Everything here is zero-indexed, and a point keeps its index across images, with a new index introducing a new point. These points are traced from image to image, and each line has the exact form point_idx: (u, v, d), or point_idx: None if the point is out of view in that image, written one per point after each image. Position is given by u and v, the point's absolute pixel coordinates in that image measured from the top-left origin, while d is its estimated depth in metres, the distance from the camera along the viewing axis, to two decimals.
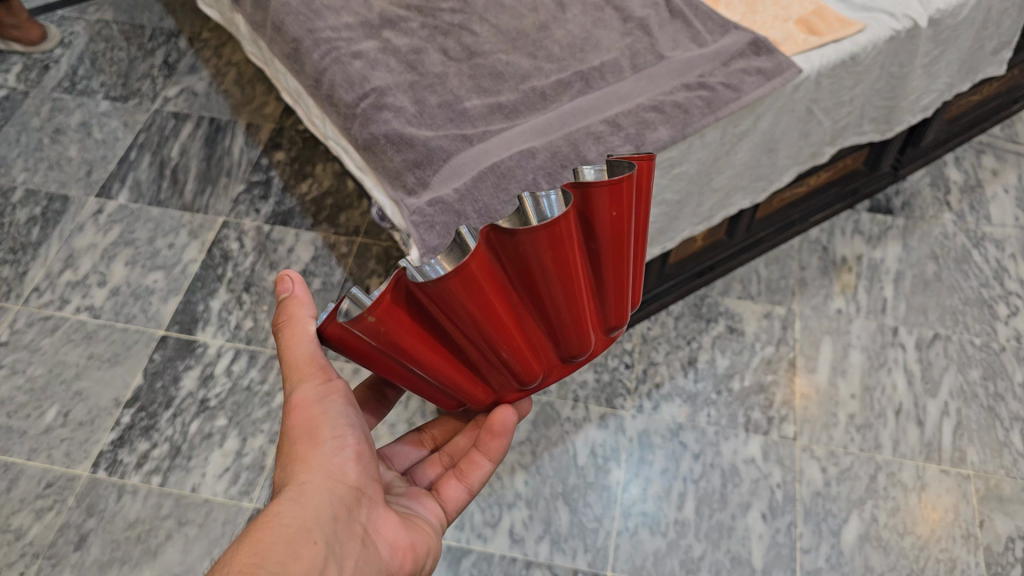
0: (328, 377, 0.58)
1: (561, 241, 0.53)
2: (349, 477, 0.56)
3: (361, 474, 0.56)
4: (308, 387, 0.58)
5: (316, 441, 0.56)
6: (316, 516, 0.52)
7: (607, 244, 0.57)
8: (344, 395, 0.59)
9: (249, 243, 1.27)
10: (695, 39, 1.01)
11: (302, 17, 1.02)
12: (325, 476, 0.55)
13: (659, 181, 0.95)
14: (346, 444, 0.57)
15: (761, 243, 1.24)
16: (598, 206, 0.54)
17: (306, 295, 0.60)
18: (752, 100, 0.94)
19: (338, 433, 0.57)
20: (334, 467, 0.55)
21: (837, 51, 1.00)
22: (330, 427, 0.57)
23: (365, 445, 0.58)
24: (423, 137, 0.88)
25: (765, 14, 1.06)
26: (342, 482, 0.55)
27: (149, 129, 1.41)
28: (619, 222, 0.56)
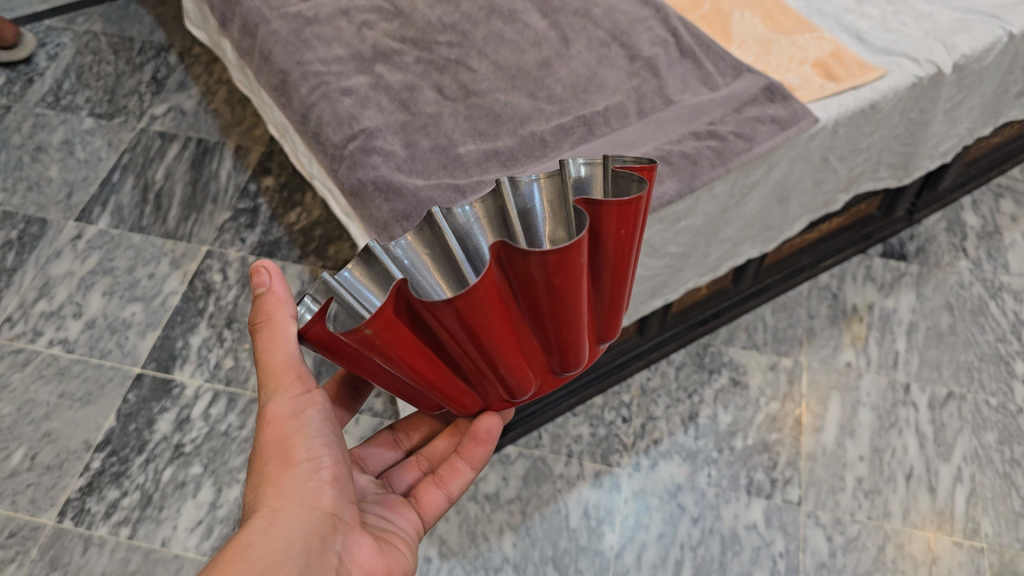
0: (307, 387, 0.56)
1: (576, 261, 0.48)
2: (324, 502, 0.54)
3: (336, 497, 0.55)
4: (284, 399, 0.55)
5: (290, 460, 0.54)
6: (290, 549, 0.51)
7: (614, 260, 0.53)
8: (322, 406, 0.57)
9: (232, 275, 1.21)
10: (706, 82, 0.95)
11: (291, 49, 0.97)
12: (299, 501, 0.53)
13: (663, 236, 0.89)
14: (322, 464, 0.55)
15: (768, 290, 1.19)
16: (613, 223, 0.49)
17: (285, 292, 0.56)
18: (764, 151, 0.89)
19: (314, 453, 0.55)
20: (310, 490, 0.54)
21: (856, 99, 0.95)
22: (305, 446, 0.55)
23: (341, 465, 0.56)
24: (413, 186, 0.82)
25: (780, 55, 0.99)
26: (317, 509, 0.53)
27: (134, 150, 1.36)
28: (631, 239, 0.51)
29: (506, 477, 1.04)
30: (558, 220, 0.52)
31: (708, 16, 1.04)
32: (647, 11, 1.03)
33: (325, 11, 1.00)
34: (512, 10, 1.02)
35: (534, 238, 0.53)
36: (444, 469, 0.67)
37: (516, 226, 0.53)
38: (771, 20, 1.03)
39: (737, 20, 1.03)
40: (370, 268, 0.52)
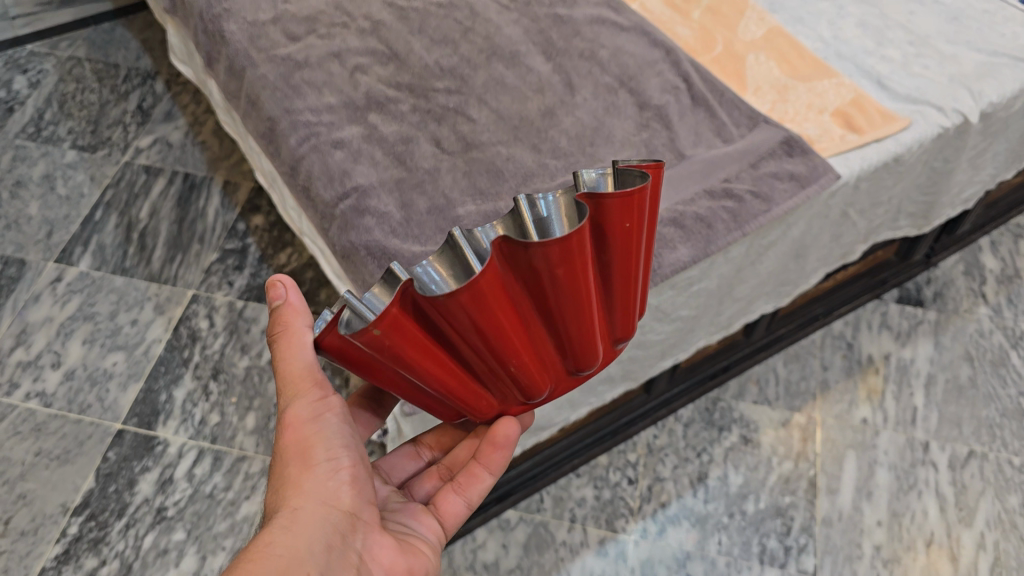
0: (325, 393, 0.59)
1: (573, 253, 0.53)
2: (343, 502, 0.56)
3: (355, 497, 0.57)
4: (302, 404, 0.58)
5: (310, 463, 0.57)
6: (311, 548, 0.53)
7: (618, 253, 0.57)
8: (340, 411, 0.59)
9: (219, 321, 1.16)
10: (720, 133, 0.90)
11: (278, 95, 0.91)
12: (319, 502, 0.55)
13: (675, 300, 0.84)
14: (342, 465, 0.57)
15: (780, 341, 1.13)
16: (613, 215, 0.54)
17: (301, 304, 0.60)
18: (783, 211, 0.84)
19: (332, 455, 0.57)
20: (329, 491, 0.56)
21: (879, 152, 0.90)
22: (323, 448, 0.57)
23: (360, 465, 0.58)
24: (408, 253, 0.77)
25: (797, 102, 0.94)
26: (336, 508, 0.56)
27: (118, 185, 1.30)
28: (632, 231, 0.55)
29: (506, 545, 0.99)
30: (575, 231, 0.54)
31: (720, 59, 0.98)
32: (656, 53, 0.98)
33: (315, 53, 0.95)
34: (514, 52, 0.96)
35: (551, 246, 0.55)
36: (463, 478, 0.67)
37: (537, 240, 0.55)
38: (787, 64, 0.97)
39: (752, 64, 0.98)
40: (392, 287, 0.55)
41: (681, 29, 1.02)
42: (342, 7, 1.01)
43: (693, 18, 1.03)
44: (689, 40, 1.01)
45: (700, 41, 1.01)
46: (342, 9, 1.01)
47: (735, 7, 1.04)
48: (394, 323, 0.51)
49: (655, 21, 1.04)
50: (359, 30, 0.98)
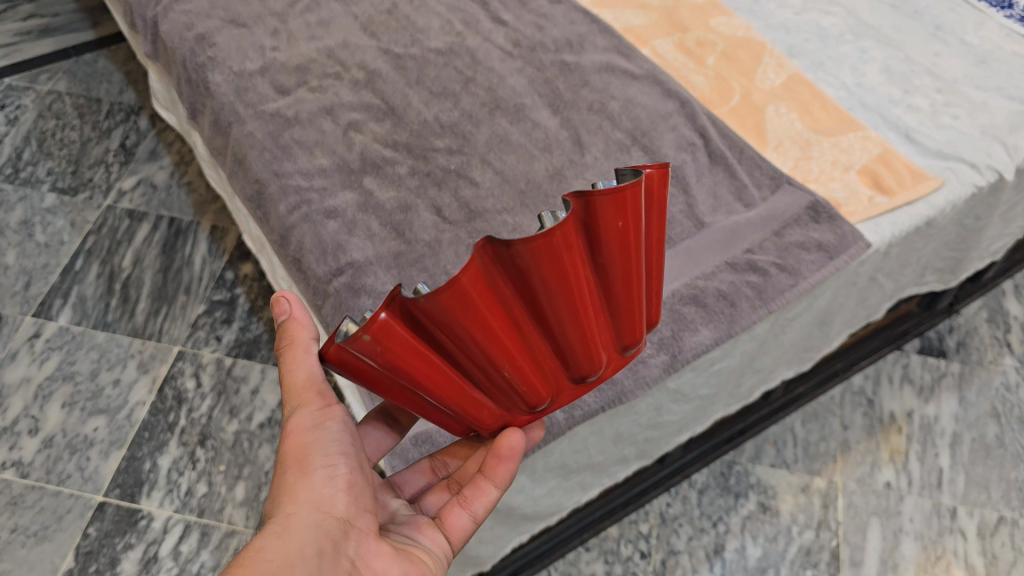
0: (327, 400, 0.56)
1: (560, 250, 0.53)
2: (337, 510, 0.53)
3: (350, 505, 0.54)
4: (304, 413, 0.55)
5: (305, 470, 0.54)
6: (303, 554, 0.49)
7: (614, 256, 0.57)
8: (342, 419, 0.56)
9: (207, 381, 1.10)
10: (740, 196, 0.84)
11: (266, 157, 0.85)
12: (313, 508, 0.52)
13: (695, 380, 0.78)
14: (337, 473, 0.54)
15: (797, 399, 1.07)
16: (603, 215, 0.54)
17: (307, 317, 0.58)
18: (811, 286, 0.78)
19: (329, 462, 0.54)
20: (323, 498, 0.53)
21: (911, 216, 0.84)
22: (320, 454, 0.54)
23: (357, 473, 0.55)
24: None
25: (822, 159, 0.88)
26: (330, 516, 0.52)
27: (100, 231, 1.24)
28: (626, 229, 0.56)
29: None
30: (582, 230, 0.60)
31: (738, 111, 0.92)
32: (669, 105, 0.92)
33: (306, 109, 0.89)
34: (518, 105, 0.90)
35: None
36: (469, 489, 0.63)
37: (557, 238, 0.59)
38: (809, 115, 0.91)
39: (772, 116, 0.92)
40: None
41: (695, 77, 0.96)
42: (335, 56, 0.95)
43: (708, 65, 0.97)
44: (705, 90, 0.95)
45: (716, 91, 0.94)
46: (335, 58, 0.95)
47: (751, 52, 0.97)
48: (384, 328, 0.51)
49: (667, 68, 0.98)
50: (353, 81, 0.92)
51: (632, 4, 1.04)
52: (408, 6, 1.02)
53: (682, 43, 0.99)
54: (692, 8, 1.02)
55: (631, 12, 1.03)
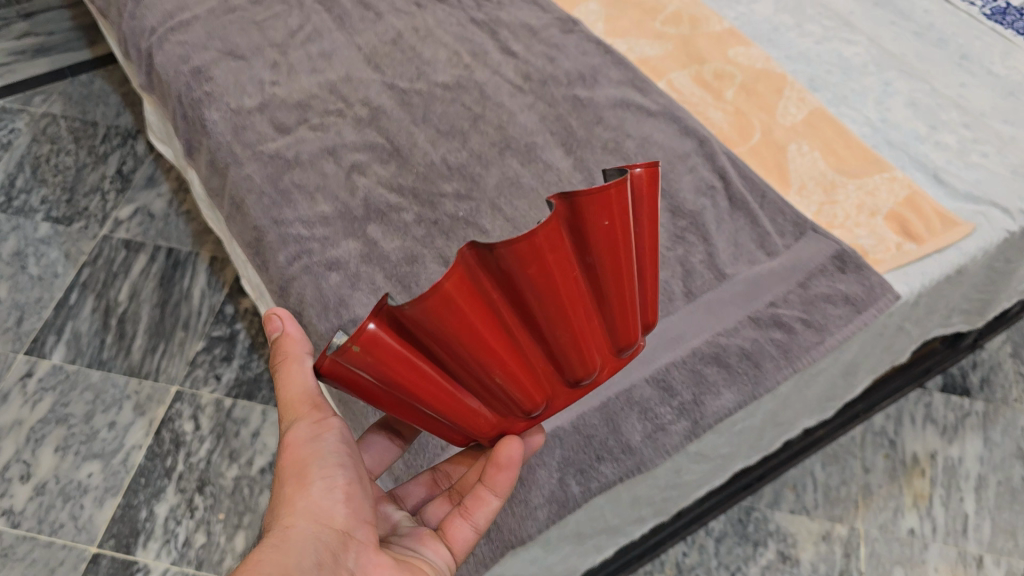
0: (324, 412, 0.53)
1: (549, 254, 0.52)
2: (336, 521, 0.49)
3: (350, 516, 0.50)
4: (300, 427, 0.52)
5: (303, 480, 0.50)
6: (299, 562, 0.45)
7: (607, 259, 0.55)
8: (341, 430, 0.53)
9: (205, 423, 1.06)
10: (763, 244, 0.80)
11: (265, 202, 0.81)
12: (310, 517, 0.48)
13: (716, 441, 0.74)
14: (336, 483, 0.50)
15: (819, 441, 1.01)
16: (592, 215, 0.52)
17: (301, 335, 0.56)
18: (838, 342, 0.74)
19: (327, 472, 0.50)
20: (322, 509, 0.48)
21: (941, 265, 0.80)
22: (317, 463, 0.50)
23: (358, 485, 0.51)
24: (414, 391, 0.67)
25: (847, 203, 0.84)
26: (328, 527, 0.48)
27: (95, 263, 1.21)
28: (615, 229, 0.54)
29: None
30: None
31: (759, 150, 0.88)
32: (687, 144, 0.88)
33: (307, 150, 0.85)
34: (530, 144, 0.86)
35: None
36: (470, 500, 0.59)
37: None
38: (833, 154, 0.87)
39: (794, 155, 0.88)
40: None
41: (713, 112, 0.92)
42: (337, 91, 0.91)
43: (727, 99, 0.93)
44: (724, 127, 0.91)
45: (736, 128, 0.90)
46: (337, 93, 0.91)
47: (771, 85, 0.93)
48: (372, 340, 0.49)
49: (684, 102, 0.94)
50: (356, 119, 0.88)
51: (646, 33, 1.00)
52: (413, 36, 0.98)
53: (699, 76, 0.95)
54: (709, 37, 0.99)
55: (645, 42, 0.99)
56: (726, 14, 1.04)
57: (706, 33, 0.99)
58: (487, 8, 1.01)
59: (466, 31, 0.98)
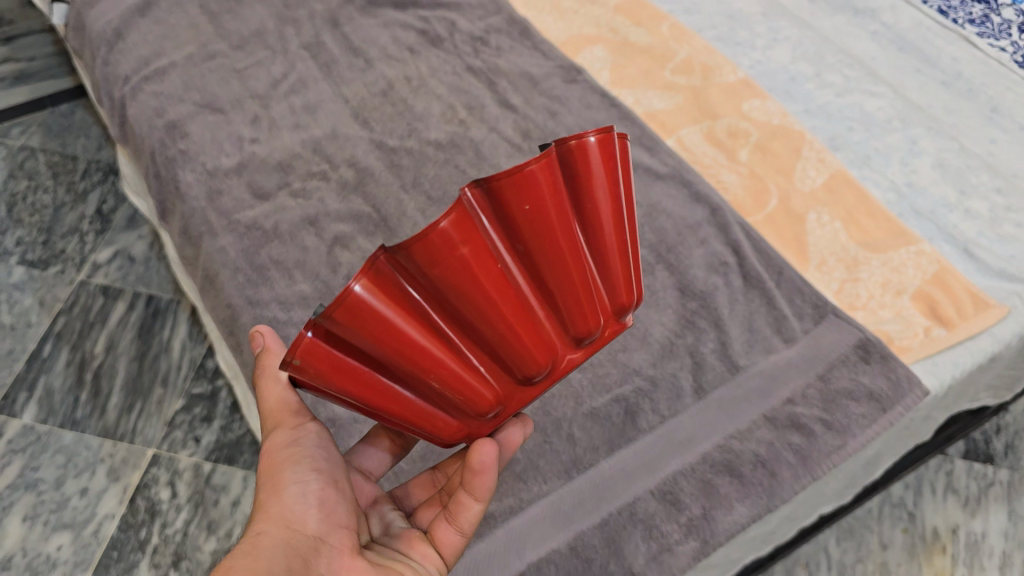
0: (301, 422, 0.54)
1: (472, 242, 0.48)
2: (308, 528, 0.48)
3: (322, 522, 0.49)
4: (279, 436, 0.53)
5: (277, 488, 0.50)
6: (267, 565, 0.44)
7: (548, 241, 0.51)
8: (317, 438, 0.53)
9: (182, 490, 1.02)
10: (779, 329, 0.74)
11: (239, 279, 0.76)
12: (281, 524, 0.47)
13: (725, 551, 0.68)
14: (309, 490, 0.50)
15: (836, 515, 0.90)
16: (516, 198, 0.49)
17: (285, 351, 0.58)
18: (862, 446, 0.67)
19: (300, 479, 0.50)
20: (293, 513, 0.48)
21: (973, 354, 0.73)
22: (290, 472, 0.50)
23: (333, 491, 0.51)
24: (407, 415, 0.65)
25: (871, 281, 0.77)
26: (298, 533, 0.47)
27: (71, 311, 1.17)
28: (545, 208, 0.50)
29: None
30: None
31: (776, 220, 0.82)
32: (698, 212, 0.81)
33: (287, 220, 0.79)
34: None
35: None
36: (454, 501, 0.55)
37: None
38: (855, 226, 0.81)
39: (813, 226, 0.81)
40: None
41: (726, 176, 0.86)
42: (321, 150, 0.85)
43: (741, 160, 0.87)
44: (738, 193, 0.84)
45: (750, 194, 0.84)
46: (321, 153, 0.85)
47: (789, 144, 0.87)
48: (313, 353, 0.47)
49: (694, 162, 0.87)
50: (341, 183, 0.82)
51: (654, 83, 0.94)
52: (405, 86, 0.91)
53: (711, 133, 0.89)
54: (721, 89, 0.92)
55: (653, 94, 0.93)
56: (740, 61, 0.97)
57: (718, 84, 0.93)
58: (484, 55, 0.95)
59: (461, 82, 0.92)
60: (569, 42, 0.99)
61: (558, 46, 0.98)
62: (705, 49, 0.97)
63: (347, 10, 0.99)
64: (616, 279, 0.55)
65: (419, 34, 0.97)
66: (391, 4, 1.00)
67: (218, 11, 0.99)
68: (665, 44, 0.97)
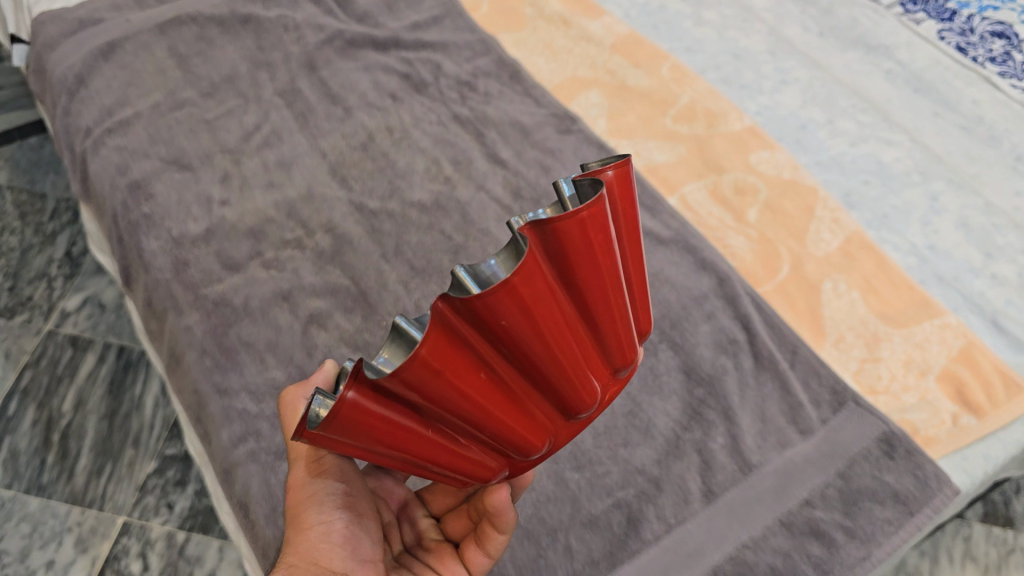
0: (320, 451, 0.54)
1: (451, 356, 0.40)
2: (335, 566, 0.50)
3: (348, 559, 0.50)
4: (300, 468, 0.54)
5: (302, 526, 0.51)
6: None
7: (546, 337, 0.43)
8: (341, 471, 0.53)
9: (154, 562, 0.96)
10: (795, 418, 0.68)
11: (206, 364, 0.69)
12: (310, 563, 0.49)
13: None
14: (333, 528, 0.51)
15: None
16: (509, 309, 0.40)
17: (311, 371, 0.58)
18: (889, 555, 0.61)
19: (324, 517, 0.51)
20: (320, 553, 0.49)
21: (1005, 445, 0.67)
22: (315, 510, 0.51)
23: (355, 524, 0.52)
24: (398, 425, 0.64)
25: (892, 359, 0.71)
26: (327, 570, 0.49)
27: (38, 364, 1.11)
28: (545, 307, 0.41)
29: None
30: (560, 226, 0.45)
31: (789, 289, 0.76)
32: (705, 282, 0.75)
33: (257, 296, 0.73)
34: None
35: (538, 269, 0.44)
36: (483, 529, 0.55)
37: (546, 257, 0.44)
38: (874, 295, 0.75)
39: (829, 297, 0.75)
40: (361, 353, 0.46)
41: (734, 239, 0.79)
42: (296, 213, 0.78)
43: (749, 220, 0.80)
44: (746, 258, 0.78)
45: (760, 260, 0.77)
46: (295, 216, 0.78)
47: (801, 201, 0.81)
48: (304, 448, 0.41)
49: (699, 224, 0.81)
50: (317, 252, 0.76)
51: (655, 132, 0.87)
52: (387, 139, 0.85)
53: (717, 190, 0.83)
54: (727, 139, 0.86)
55: (654, 145, 0.87)
56: (746, 106, 0.91)
57: (723, 133, 0.87)
58: (472, 102, 0.89)
59: (447, 133, 0.86)
60: (563, 86, 0.92)
61: (551, 91, 0.91)
62: (708, 92, 0.90)
63: (325, 52, 0.92)
64: (620, 337, 0.48)
65: (402, 78, 0.91)
66: (371, 45, 0.94)
67: (187, 53, 0.92)
68: (666, 87, 0.91)
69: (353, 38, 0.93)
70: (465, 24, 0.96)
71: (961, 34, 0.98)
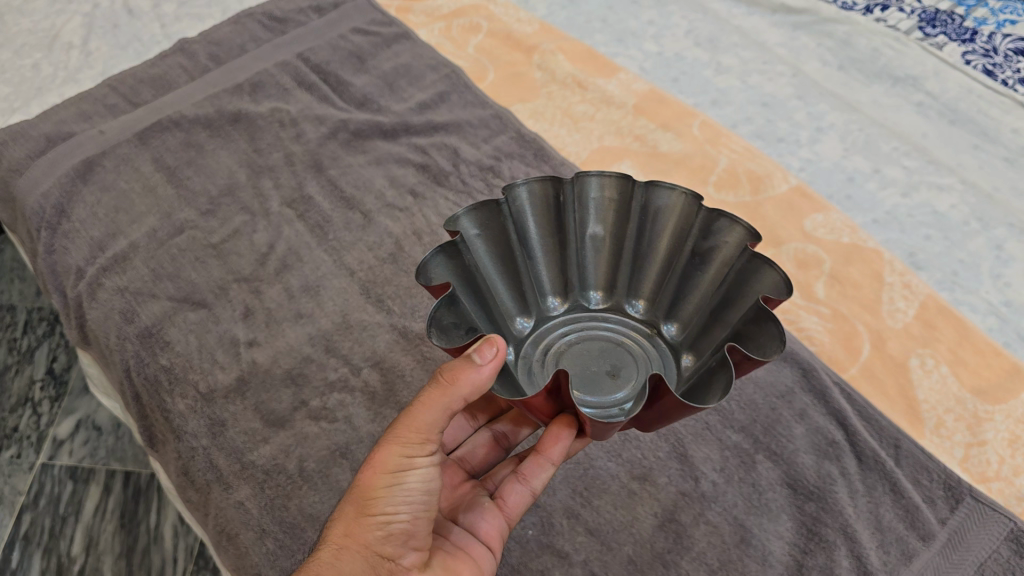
0: (426, 448, 0.52)
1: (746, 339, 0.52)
2: (384, 552, 0.51)
3: (401, 546, 0.51)
4: (393, 451, 0.51)
5: (367, 514, 0.51)
6: None
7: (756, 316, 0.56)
8: (428, 468, 0.52)
9: None
10: (915, 524, 0.63)
11: (269, 546, 0.61)
12: (361, 546, 0.50)
13: None
14: (397, 520, 0.51)
15: None
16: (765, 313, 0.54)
17: (487, 375, 0.50)
18: None
19: (389, 510, 0.51)
20: (375, 538, 0.50)
21: None
22: (385, 499, 0.51)
23: (420, 518, 0.52)
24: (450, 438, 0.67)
25: (998, 441, 0.66)
26: (377, 557, 0.50)
27: (38, 503, 1.01)
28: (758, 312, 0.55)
29: None
30: (614, 232, 0.65)
31: (875, 371, 0.71)
32: (787, 374, 0.70)
33: (314, 457, 0.65)
34: None
35: (585, 274, 0.67)
36: None
37: (568, 250, 0.66)
38: (964, 366, 0.70)
39: (919, 377, 0.70)
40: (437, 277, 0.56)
41: (808, 321, 0.74)
42: (336, 349, 0.71)
43: (818, 297, 0.76)
44: (825, 342, 0.73)
45: (841, 344, 0.73)
46: (336, 353, 0.71)
47: (866, 268, 0.76)
48: None
49: None
50: (369, 393, 0.69)
51: None
52: (417, 245, 0.78)
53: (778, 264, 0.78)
54: (777, 204, 0.81)
55: None
56: (788, 162, 0.86)
57: (771, 198, 0.82)
58: (500, 191, 0.81)
59: None
60: (593, 159, 0.86)
61: (581, 165, 0.85)
62: (745, 152, 0.85)
63: (329, 148, 0.85)
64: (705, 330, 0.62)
65: (419, 169, 0.83)
66: (379, 133, 0.86)
67: (176, 164, 0.83)
68: (702, 151, 0.85)
69: (358, 128, 0.86)
70: (475, 98, 0.89)
71: (986, 56, 0.94)
